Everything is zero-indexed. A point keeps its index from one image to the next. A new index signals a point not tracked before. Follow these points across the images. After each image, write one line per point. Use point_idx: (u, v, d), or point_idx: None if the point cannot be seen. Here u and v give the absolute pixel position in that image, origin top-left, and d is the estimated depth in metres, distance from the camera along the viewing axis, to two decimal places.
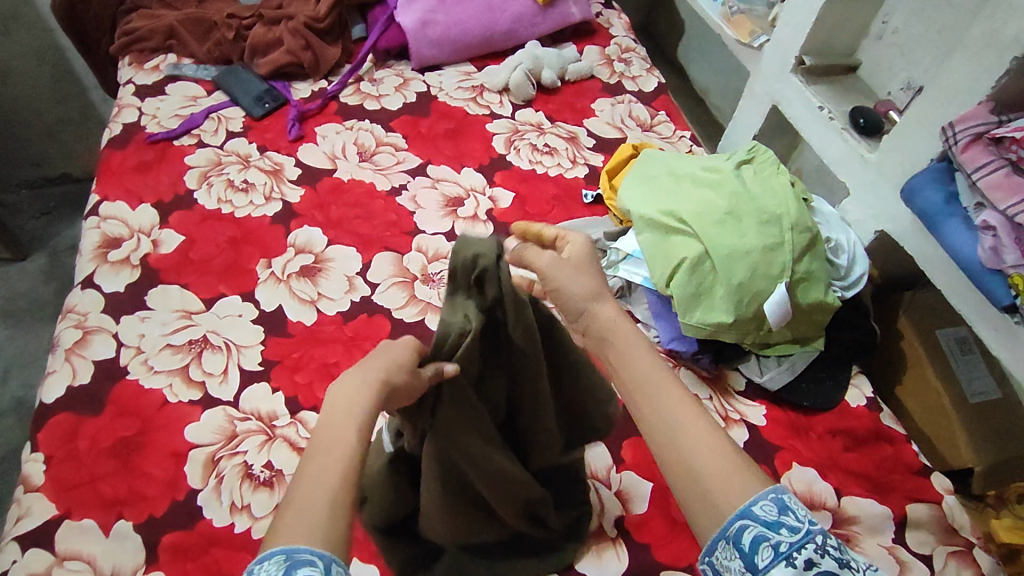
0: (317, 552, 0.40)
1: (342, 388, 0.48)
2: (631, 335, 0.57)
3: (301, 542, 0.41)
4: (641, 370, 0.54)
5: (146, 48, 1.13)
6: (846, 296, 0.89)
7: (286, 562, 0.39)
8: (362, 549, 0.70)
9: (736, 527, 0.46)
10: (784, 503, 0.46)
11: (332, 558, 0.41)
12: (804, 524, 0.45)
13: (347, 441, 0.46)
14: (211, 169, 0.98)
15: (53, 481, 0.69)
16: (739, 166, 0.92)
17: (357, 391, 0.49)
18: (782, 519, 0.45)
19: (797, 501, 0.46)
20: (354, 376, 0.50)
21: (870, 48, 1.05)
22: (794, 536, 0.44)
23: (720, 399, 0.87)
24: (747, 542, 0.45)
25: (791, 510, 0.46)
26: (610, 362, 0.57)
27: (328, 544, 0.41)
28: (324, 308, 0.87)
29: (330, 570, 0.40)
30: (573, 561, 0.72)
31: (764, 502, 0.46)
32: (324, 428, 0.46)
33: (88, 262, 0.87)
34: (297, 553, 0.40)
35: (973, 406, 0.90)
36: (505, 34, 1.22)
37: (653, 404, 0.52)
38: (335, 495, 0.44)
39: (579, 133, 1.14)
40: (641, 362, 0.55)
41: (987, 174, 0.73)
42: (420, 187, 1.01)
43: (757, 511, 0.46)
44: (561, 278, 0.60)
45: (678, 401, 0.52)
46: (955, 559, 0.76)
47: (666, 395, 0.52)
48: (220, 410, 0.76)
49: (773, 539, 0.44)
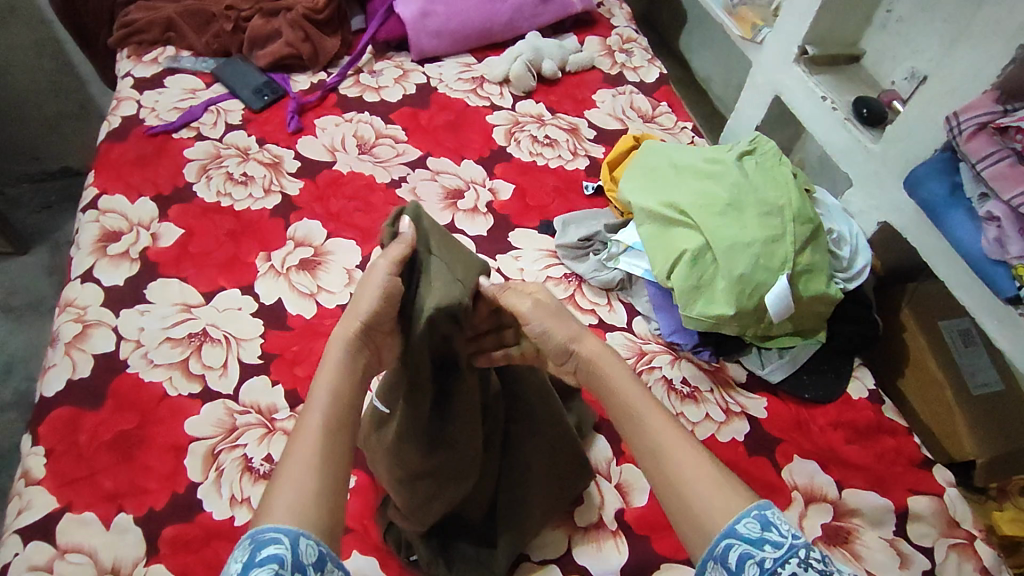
0: (282, 530, 0.44)
1: (326, 361, 0.56)
2: (616, 367, 0.59)
3: (265, 525, 0.44)
4: (628, 401, 0.56)
5: (144, 41, 1.12)
6: (848, 287, 0.88)
7: (251, 544, 0.43)
8: (364, 541, 0.70)
9: (721, 546, 0.46)
10: (767, 519, 0.47)
11: (299, 533, 0.44)
12: (788, 538, 0.45)
13: (315, 420, 0.51)
14: (211, 161, 0.98)
15: (54, 473, 0.69)
16: (741, 157, 0.92)
17: (325, 371, 0.55)
18: (766, 536, 0.45)
19: (781, 517, 0.47)
20: (328, 355, 0.57)
21: (873, 37, 1.04)
22: (777, 552, 0.44)
23: (721, 392, 0.86)
24: (732, 560, 0.45)
25: (774, 525, 0.46)
26: (601, 396, 0.59)
27: (296, 521, 0.45)
28: (323, 300, 0.86)
29: (297, 545, 0.43)
30: (573, 551, 0.72)
31: (748, 519, 0.47)
32: (306, 411, 0.52)
33: (88, 255, 0.86)
34: (262, 534, 0.43)
35: (976, 397, 0.90)
36: (506, 25, 1.21)
37: (641, 432, 0.54)
38: (300, 478, 0.48)
39: (581, 125, 1.13)
40: (627, 393, 0.57)
41: (991, 165, 0.71)
42: (420, 179, 1.01)
43: (740, 528, 0.46)
44: (544, 321, 0.61)
45: (663, 427, 0.54)
46: (956, 552, 0.76)
47: (654, 426, 0.54)
48: (220, 403, 0.76)
49: (757, 556, 0.44)
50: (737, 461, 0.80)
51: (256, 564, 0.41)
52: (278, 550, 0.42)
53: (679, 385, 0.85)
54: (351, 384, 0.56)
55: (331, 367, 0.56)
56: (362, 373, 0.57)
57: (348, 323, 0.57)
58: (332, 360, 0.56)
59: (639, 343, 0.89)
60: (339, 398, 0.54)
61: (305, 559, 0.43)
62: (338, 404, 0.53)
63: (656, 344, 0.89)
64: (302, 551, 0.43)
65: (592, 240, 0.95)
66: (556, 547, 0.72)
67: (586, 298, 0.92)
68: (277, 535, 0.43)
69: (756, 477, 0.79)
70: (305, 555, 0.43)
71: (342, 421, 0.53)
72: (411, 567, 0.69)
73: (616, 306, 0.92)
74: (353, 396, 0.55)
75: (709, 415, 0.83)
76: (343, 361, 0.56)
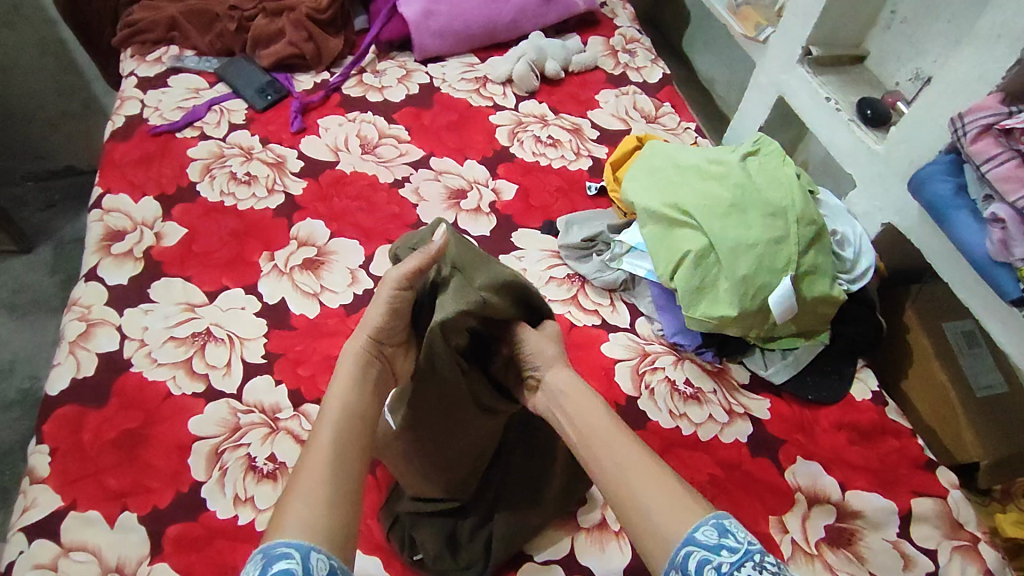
0: (293, 546, 0.45)
1: (340, 373, 0.60)
2: (585, 396, 0.63)
3: (278, 540, 0.46)
4: (594, 425, 0.60)
5: (148, 40, 1.12)
6: (852, 289, 0.88)
7: (264, 559, 0.44)
8: (366, 541, 0.69)
9: (682, 554, 0.50)
10: (724, 527, 0.50)
11: (310, 548, 0.45)
12: (743, 545, 0.49)
13: (325, 434, 0.54)
14: (214, 161, 0.98)
15: (58, 472, 0.69)
16: (744, 158, 0.92)
17: (340, 383, 0.60)
18: (723, 542, 0.49)
19: (737, 526, 0.51)
20: (341, 370, 0.61)
21: (878, 38, 1.03)
22: (734, 556, 0.48)
23: (724, 393, 0.86)
24: (692, 566, 0.49)
25: (732, 533, 0.50)
26: (565, 418, 0.63)
27: (307, 535, 0.46)
28: (326, 300, 0.87)
29: (308, 561, 0.45)
30: (576, 554, 0.71)
31: (705, 528, 0.51)
32: (318, 427, 0.56)
33: (91, 254, 0.87)
34: (274, 548, 0.45)
35: (981, 400, 0.90)
36: (509, 25, 1.21)
37: (605, 449, 0.58)
38: (310, 491, 0.50)
39: (583, 125, 1.13)
40: (594, 418, 0.61)
41: (996, 166, 0.71)
42: (423, 179, 1.01)
43: (700, 536, 0.50)
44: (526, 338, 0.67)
45: (630, 449, 0.57)
46: (960, 554, 0.76)
47: (616, 446, 0.58)
48: (223, 403, 0.76)
49: (716, 561, 0.48)
50: (740, 462, 0.80)
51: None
52: (289, 564, 0.44)
53: (682, 386, 0.85)
54: (357, 397, 0.59)
55: (344, 379, 0.60)
56: (374, 385, 0.61)
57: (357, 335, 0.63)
58: (344, 372, 0.60)
59: (642, 344, 0.88)
60: (347, 411, 0.57)
61: (317, 572, 0.44)
62: (345, 418, 0.56)
63: (659, 345, 0.89)
64: (312, 565, 0.45)
65: (595, 240, 0.95)
66: (556, 548, 0.71)
67: (589, 299, 0.92)
68: (287, 550, 0.44)
69: (759, 477, 0.79)
70: (318, 569, 0.45)
71: (350, 436, 0.55)
72: (414, 566, 0.68)
73: (619, 306, 0.92)
74: (364, 409, 0.58)
75: (712, 416, 0.83)
76: (354, 374, 0.60)
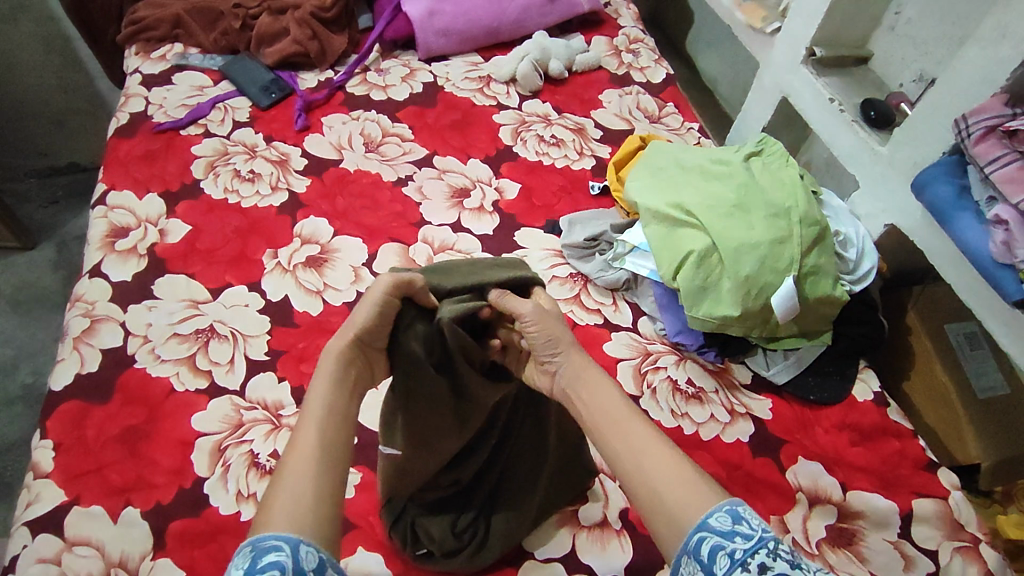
0: (282, 537, 0.45)
1: (320, 371, 0.57)
2: (598, 377, 0.61)
3: (266, 532, 0.46)
4: (607, 408, 0.59)
5: (153, 37, 1.12)
6: (854, 289, 0.88)
7: (252, 552, 0.44)
8: (368, 538, 0.70)
9: (695, 539, 0.49)
10: (738, 514, 0.50)
11: (298, 540, 0.45)
12: (758, 531, 0.48)
13: (310, 428, 0.53)
14: (218, 158, 0.98)
15: (61, 467, 0.70)
16: (747, 159, 0.92)
17: (320, 381, 0.56)
18: (737, 528, 0.49)
19: (751, 512, 0.50)
20: (323, 362, 0.57)
21: (882, 39, 1.03)
22: (747, 543, 0.48)
23: (726, 392, 0.86)
24: (705, 553, 0.48)
25: (745, 519, 0.49)
26: (580, 401, 0.60)
27: (296, 529, 0.46)
28: (329, 298, 0.87)
29: (298, 552, 0.45)
30: (578, 552, 0.71)
31: (719, 514, 0.50)
32: (302, 421, 0.54)
33: (96, 251, 0.87)
34: (263, 541, 0.45)
35: (981, 401, 0.90)
36: (513, 24, 1.21)
37: (621, 430, 0.57)
38: (297, 487, 0.49)
39: (587, 125, 1.13)
40: (608, 400, 0.59)
41: (1002, 167, 0.71)
42: (426, 178, 1.01)
43: (713, 522, 0.49)
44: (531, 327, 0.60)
45: (646, 433, 0.56)
46: (961, 555, 0.76)
47: (630, 430, 0.56)
48: (227, 399, 0.76)
49: (729, 547, 0.48)
50: (742, 462, 0.80)
51: (258, 570, 0.43)
52: (279, 557, 0.44)
53: (684, 385, 0.85)
54: (343, 394, 0.56)
55: (326, 377, 0.56)
56: (355, 385, 0.58)
57: (341, 336, 0.58)
58: (326, 371, 0.57)
59: (644, 343, 0.89)
60: (332, 410, 0.55)
61: (306, 565, 0.45)
62: (333, 416, 0.55)
63: (661, 344, 0.89)
64: (303, 558, 0.45)
65: (598, 240, 0.95)
66: (557, 546, 0.72)
67: (591, 298, 0.92)
68: (278, 542, 0.44)
69: (761, 478, 0.79)
70: (306, 561, 0.45)
71: (337, 434, 0.54)
72: (419, 562, 0.69)
73: (622, 306, 0.92)
74: (348, 410, 0.56)
75: (714, 416, 0.83)
76: (336, 375, 0.57)
